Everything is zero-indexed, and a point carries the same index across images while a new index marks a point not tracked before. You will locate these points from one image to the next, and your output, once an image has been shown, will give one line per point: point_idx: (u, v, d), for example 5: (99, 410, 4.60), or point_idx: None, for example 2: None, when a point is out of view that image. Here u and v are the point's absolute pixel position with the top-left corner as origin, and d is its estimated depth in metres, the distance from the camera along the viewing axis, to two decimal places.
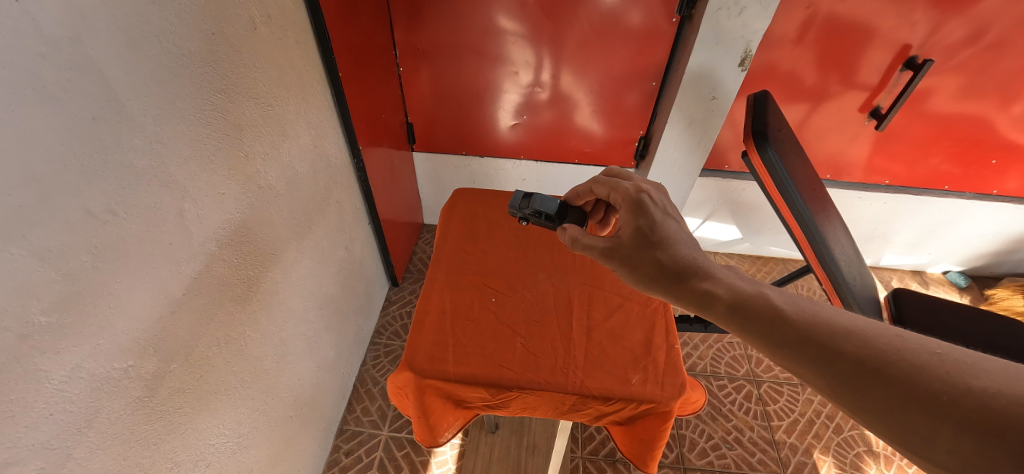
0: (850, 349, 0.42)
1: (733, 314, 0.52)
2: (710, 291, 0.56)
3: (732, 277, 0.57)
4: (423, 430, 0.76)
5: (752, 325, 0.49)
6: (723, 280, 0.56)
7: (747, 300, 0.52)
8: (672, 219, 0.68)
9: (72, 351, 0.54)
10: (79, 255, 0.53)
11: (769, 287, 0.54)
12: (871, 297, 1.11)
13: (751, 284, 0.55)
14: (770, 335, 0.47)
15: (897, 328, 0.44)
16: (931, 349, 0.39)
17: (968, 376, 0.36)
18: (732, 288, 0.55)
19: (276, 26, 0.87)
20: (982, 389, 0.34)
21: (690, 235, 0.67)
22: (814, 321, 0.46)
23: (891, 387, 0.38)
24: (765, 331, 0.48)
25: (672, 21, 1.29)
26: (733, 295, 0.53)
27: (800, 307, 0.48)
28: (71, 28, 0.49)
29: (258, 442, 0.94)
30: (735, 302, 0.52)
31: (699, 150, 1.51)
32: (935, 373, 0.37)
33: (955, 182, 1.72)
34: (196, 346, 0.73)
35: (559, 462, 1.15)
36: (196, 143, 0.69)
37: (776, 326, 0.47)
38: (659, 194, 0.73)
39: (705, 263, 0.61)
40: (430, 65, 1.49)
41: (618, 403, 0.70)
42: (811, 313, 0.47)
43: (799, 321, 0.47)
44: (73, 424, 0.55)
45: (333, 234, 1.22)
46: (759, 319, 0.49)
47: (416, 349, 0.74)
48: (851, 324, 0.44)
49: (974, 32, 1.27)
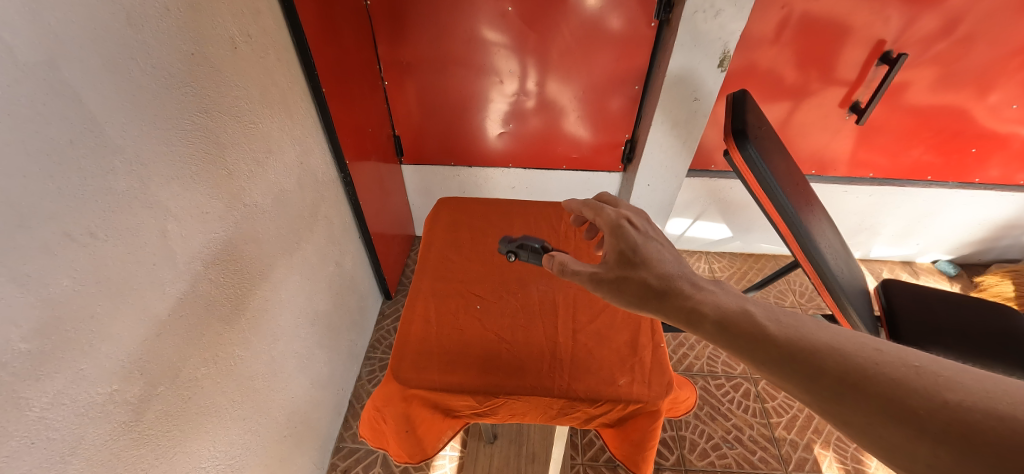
0: (829, 363, 0.42)
1: (717, 330, 0.52)
2: (694, 307, 0.56)
3: (717, 292, 0.57)
4: (412, 443, 0.76)
5: (735, 340, 0.49)
6: (706, 296, 0.57)
7: (730, 315, 0.52)
8: (655, 241, 0.69)
9: (53, 377, 0.53)
10: (59, 280, 0.53)
11: (751, 301, 0.55)
12: (859, 290, 1.12)
13: (733, 300, 0.56)
14: (752, 350, 0.48)
15: (874, 338, 0.44)
16: (908, 362, 0.40)
17: (947, 390, 0.36)
18: (715, 303, 0.55)
19: (257, 44, 0.87)
20: (958, 403, 0.35)
21: (672, 254, 0.67)
22: (794, 336, 0.46)
23: (870, 399, 0.38)
24: (748, 346, 0.48)
25: (651, 25, 1.31)
26: (718, 312, 0.53)
27: (782, 324, 0.49)
28: (46, 53, 0.50)
29: (252, 463, 0.93)
30: (719, 317, 0.53)
31: (684, 151, 1.52)
32: (911, 388, 0.37)
33: (937, 173, 1.74)
34: (184, 367, 0.72)
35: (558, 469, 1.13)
36: (177, 163, 0.69)
37: (759, 342, 0.47)
38: (640, 218, 0.74)
39: (688, 279, 0.61)
40: (416, 78, 1.50)
41: (605, 404, 0.70)
42: (792, 328, 0.47)
43: (781, 337, 0.47)
44: (56, 452, 0.54)
45: (322, 249, 1.22)
46: (742, 334, 0.49)
47: (401, 359, 0.73)
48: (830, 338, 0.45)
49: (946, 25, 1.30)
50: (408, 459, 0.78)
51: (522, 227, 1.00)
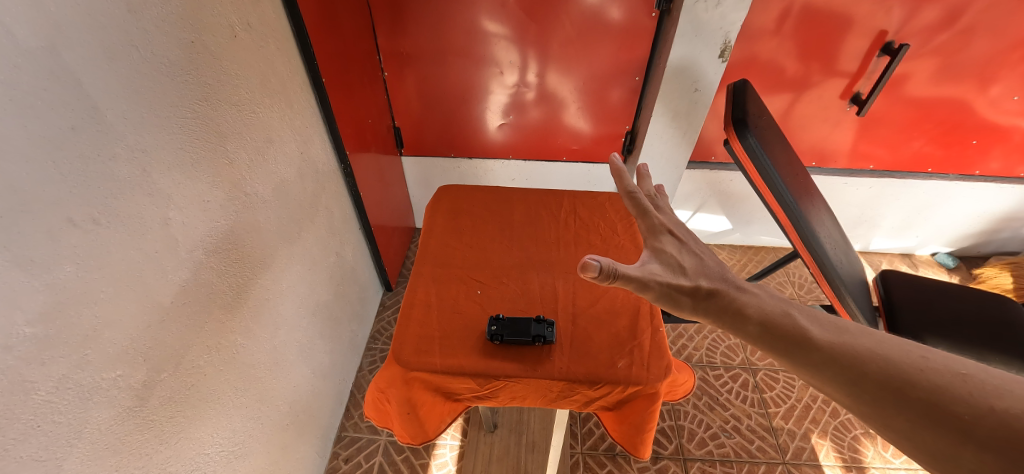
0: (872, 369, 0.44)
1: (761, 332, 0.54)
2: (737, 308, 0.58)
3: (761, 295, 0.59)
4: (413, 425, 0.77)
5: (779, 343, 0.52)
6: (750, 299, 0.59)
7: (774, 318, 0.54)
8: (693, 243, 0.70)
9: (58, 362, 0.53)
10: (63, 265, 0.53)
11: (795, 306, 0.57)
12: (858, 280, 1.13)
13: (777, 303, 0.58)
14: (796, 354, 0.50)
15: (918, 348, 0.46)
16: (955, 371, 0.41)
17: (991, 396, 0.37)
18: (759, 306, 0.57)
19: (256, 32, 0.87)
20: (1004, 409, 0.36)
21: (712, 257, 0.68)
22: (837, 341, 0.49)
23: (912, 405, 0.40)
24: (793, 349, 0.51)
25: (652, 16, 1.30)
26: (762, 314, 0.56)
27: (827, 329, 0.51)
28: (46, 38, 0.49)
29: (255, 450, 0.94)
30: (763, 320, 0.55)
31: (684, 142, 1.52)
32: (955, 395, 0.39)
33: (938, 165, 1.74)
34: (187, 354, 0.73)
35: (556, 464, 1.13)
36: (178, 151, 0.69)
37: (802, 345, 0.50)
38: (675, 220, 0.75)
39: (731, 281, 0.62)
40: (416, 69, 1.50)
41: (604, 387, 0.71)
42: (837, 334, 0.50)
43: (825, 343, 0.49)
44: (62, 435, 0.54)
45: (323, 239, 1.22)
46: (786, 338, 0.52)
47: (402, 343, 0.74)
48: (874, 345, 0.47)
49: (948, 16, 1.30)
50: (410, 440, 0.79)
51: (522, 215, 1.01)
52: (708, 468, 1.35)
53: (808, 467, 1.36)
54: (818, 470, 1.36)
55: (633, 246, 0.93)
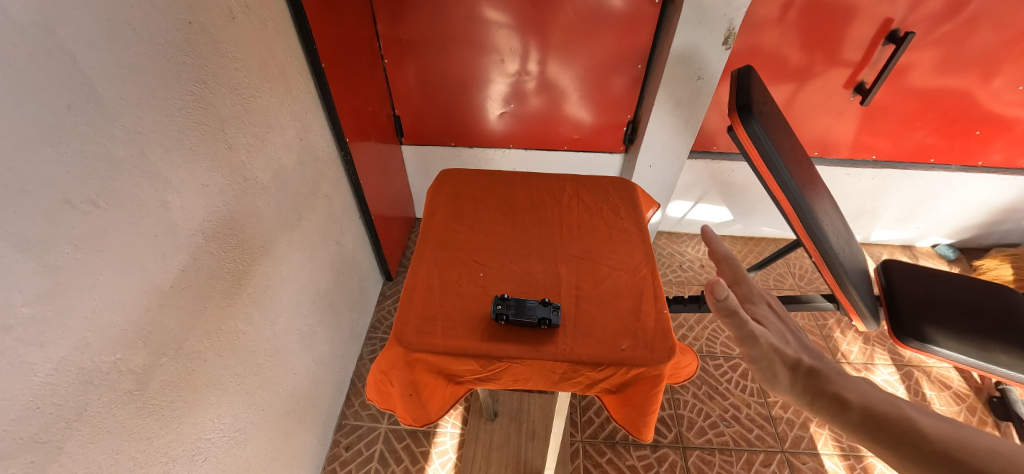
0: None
1: (860, 419, 0.49)
2: (834, 391, 0.53)
3: (862, 383, 0.54)
4: (415, 407, 0.77)
5: (886, 435, 0.46)
6: (850, 385, 0.53)
7: (877, 407, 0.49)
8: (785, 321, 0.66)
9: (57, 343, 0.53)
10: (61, 247, 0.53)
11: (903, 402, 0.51)
12: (859, 267, 1.13)
13: (879, 393, 0.52)
14: (907, 452, 0.44)
15: None
16: None
17: None
18: (861, 393, 0.52)
19: (255, 15, 0.86)
20: None
21: (807, 340, 0.63)
22: (958, 443, 0.43)
23: None
24: (902, 446, 0.45)
25: (655, 3, 1.29)
26: (863, 401, 0.50)
27: (945, 429, 0.45)
28: (41, 15, 0.48)
29: (257, 436, 0.95)
30: (864, 408, 0.50)
31: (686, 131, 1.51)
32: None
33: (941, 155, 1.73)
34: (187, 339, 0.73)
35: (554, 457, 1.12)
36: (176, 135, 0.68)
37: (916, 443, 0.44)
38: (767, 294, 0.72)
39: (828, 365, 0.57)
40: (416, 56, 1.48)
41: (608, 369, 0.70)
42: (959, 436, 0.44)
43: (943, 445, 0.43)
44: (63, 417, 0.54)
45: (323, 227, 1.22)
46: (896, 433, 0.46)
47: (403, 325, 0.73)
48: (1007, 455, 0.41)
49: (954, 5, 1.28)
50: (413, 422, 0.79)
51: (524, 199, 1.00)
52: (707, 456, 1.35)
53: (807, 455, 1.37)
54: (817, 458, 1.36)
55: (636, 231, 0.93)
